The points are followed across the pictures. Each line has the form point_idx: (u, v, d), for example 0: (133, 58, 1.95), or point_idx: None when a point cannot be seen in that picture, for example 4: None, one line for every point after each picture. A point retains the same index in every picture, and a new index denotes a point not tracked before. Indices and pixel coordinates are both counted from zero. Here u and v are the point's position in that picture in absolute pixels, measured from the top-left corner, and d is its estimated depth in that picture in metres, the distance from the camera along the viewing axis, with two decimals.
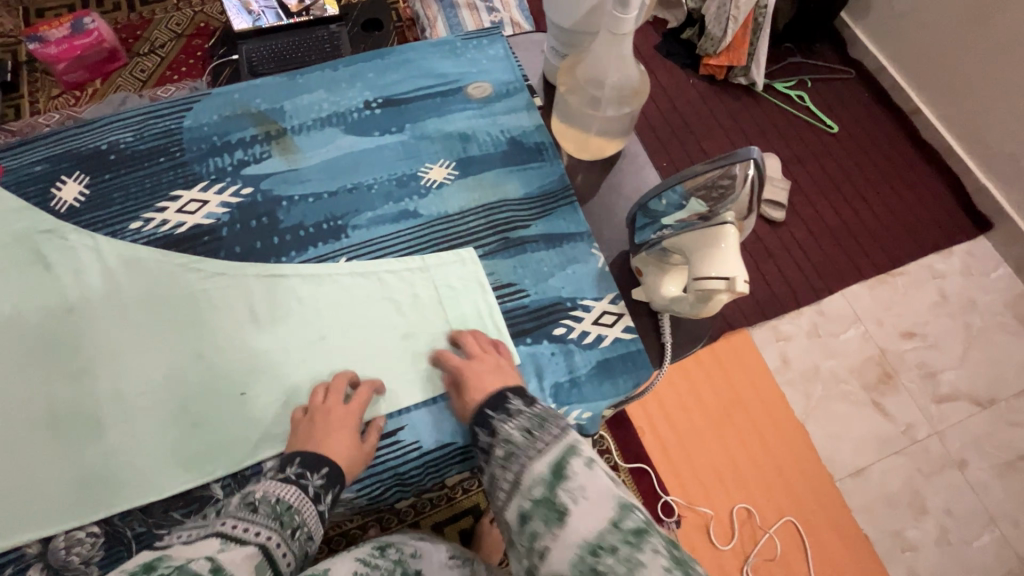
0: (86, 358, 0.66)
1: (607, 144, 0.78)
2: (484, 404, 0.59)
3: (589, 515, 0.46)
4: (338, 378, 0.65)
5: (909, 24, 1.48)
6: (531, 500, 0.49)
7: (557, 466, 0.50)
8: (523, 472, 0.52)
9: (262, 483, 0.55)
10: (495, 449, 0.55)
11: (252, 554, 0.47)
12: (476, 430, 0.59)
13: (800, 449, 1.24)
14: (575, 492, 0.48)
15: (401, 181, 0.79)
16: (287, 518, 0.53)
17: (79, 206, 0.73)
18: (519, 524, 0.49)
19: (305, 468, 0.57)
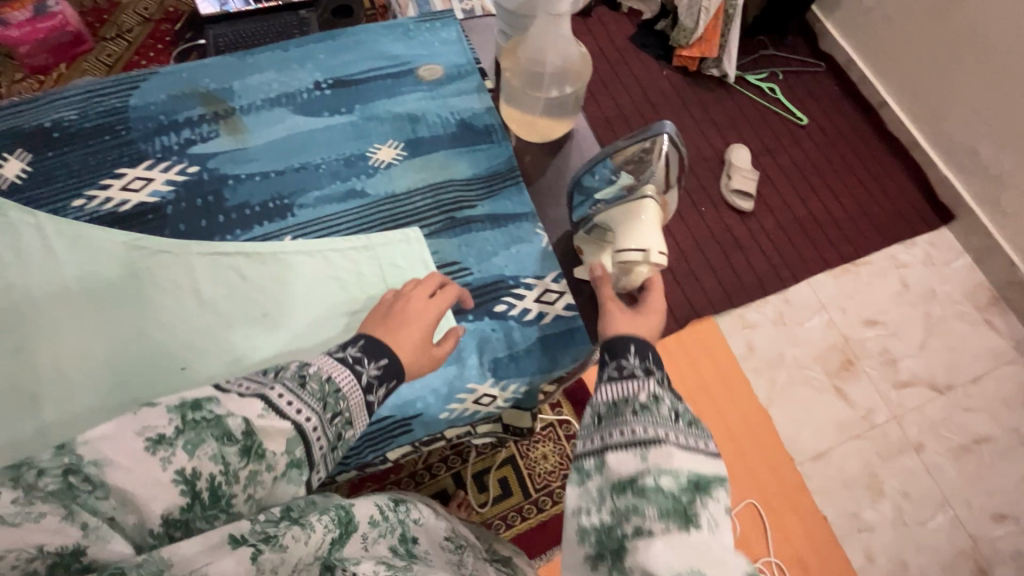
0: (24, 334, 0.66)
1: (554, 125, 0.78)
2: (632, 338, 0.54)
3: (715, 551, 0.39)
4: (430, 276, 0.64)
5: (876, 18, 1.51)
6: (656, 480, 0.43)
7: (700, 480, 0.43)
8: (657, 438, 0.45)
9: (319, 357, 0.49)
10: (640, 390, 0.49)
11: (288, 431, 0.42)
12: (611, 354, 0.53)
13: (759, 433, 1.27)
14: (711, 520, 0.41)
15: (349, 161, 0.79)
16: (332, 401, 0.46)
17: (21, 184, 0.72)
18: (628, 488, 0.43)
19: (364, 354, 0.52)
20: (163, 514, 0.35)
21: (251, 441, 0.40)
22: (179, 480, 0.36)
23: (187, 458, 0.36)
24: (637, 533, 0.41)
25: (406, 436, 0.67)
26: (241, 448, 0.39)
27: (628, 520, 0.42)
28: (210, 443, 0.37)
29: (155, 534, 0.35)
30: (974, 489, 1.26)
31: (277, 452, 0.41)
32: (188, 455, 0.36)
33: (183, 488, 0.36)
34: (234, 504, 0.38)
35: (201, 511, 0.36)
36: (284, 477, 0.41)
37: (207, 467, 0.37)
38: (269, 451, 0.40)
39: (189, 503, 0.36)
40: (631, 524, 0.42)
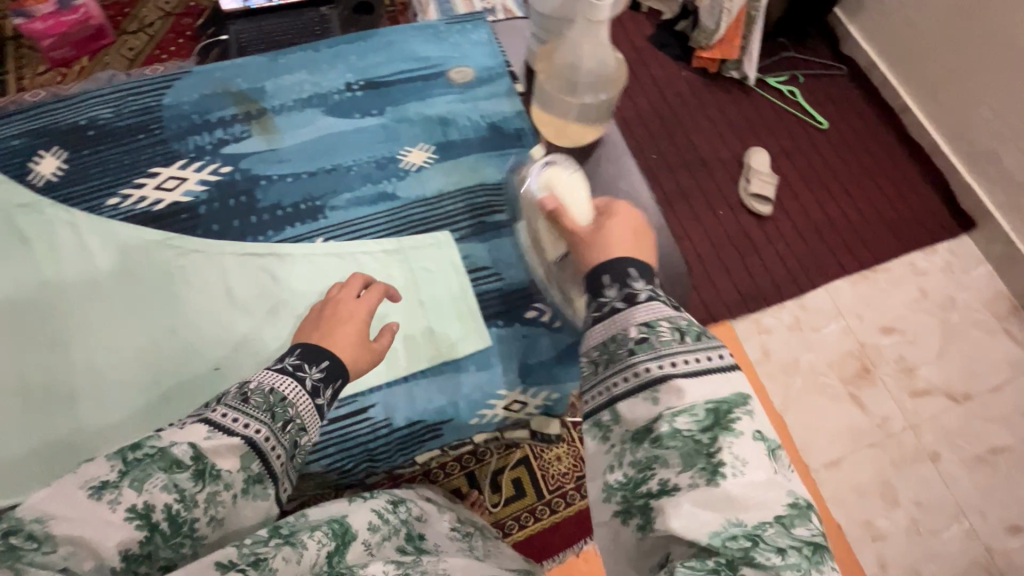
0: (59, 331, 0.66)
1: (586, 132, 0.77)
2: (604, 267, 0.53)
3: (753, 492, 0.39)
4: (352, 278, 0.65)
5: (899, 21, 1.49)
6: (672, 424, 0.42)
7: (718, 409, 0.43)
8: (664, 376, 0.45)
9: (258, 373, 0.50)
10: (629, 326, 0.49)
11: (238, 445, 0.44)
12: (600, 286, 0.53)
13: (773, 438, 1.27)
14: (737, 459, 0.40)
15: (380, 164, 0.79)
16: (280, 411, 0.48)
17: (56, 181, 0.73)
18: (647, 439, 0.43)
19: (304, 360, 0.53)
20: (122, 551, 0.37)
21: (202, 465, 0.42)
22: (132, 516, 0.38)
23: (135, 493, 0.38)
24: (666, 489, 0.41)
25: (437, 440, 0.67)
26: (193, 472, 0.41)
27: (652, 474, 0.42)
28: (159, 475, 0.40)
29: (119, 571, 0.36)
30: (989, 500, 1.25)
31: (231, 470, 0.43)
32: (136, 491, 0.38)
33: (138, 521, 0.38)
34: (197, 527, 0.41)
35: (163, 541, 0.39)
36: (247, 493, 0.44)
37: (160, 497, 0.39)
38: (223, 470, 0.43)
39: (149, 535, 0.38)
40: (657, 478, 0.42)
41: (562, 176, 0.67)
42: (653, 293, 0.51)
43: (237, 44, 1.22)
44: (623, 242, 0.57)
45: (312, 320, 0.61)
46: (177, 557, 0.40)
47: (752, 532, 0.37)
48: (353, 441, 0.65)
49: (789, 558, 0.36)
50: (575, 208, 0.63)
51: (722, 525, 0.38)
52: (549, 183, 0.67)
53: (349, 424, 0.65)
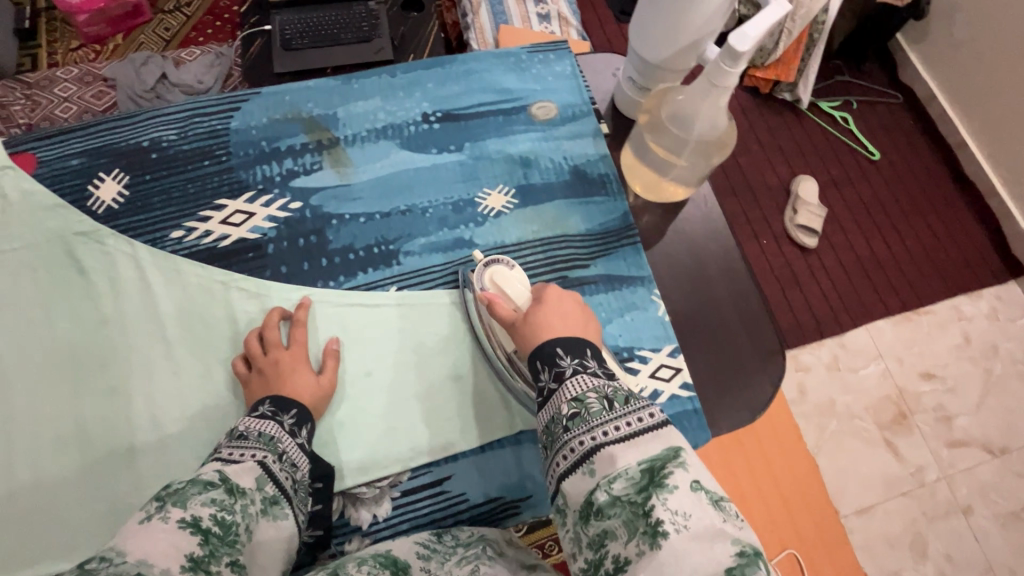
0: (118, 377, 0.62)
1: (678, 190, 0.75)
2: (535, 355, 0.50)
3: (699, 551, 0.35)
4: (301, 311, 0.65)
5: (967, 54, 1.42)
6: (609, 492, 0.39)
7: (652, 468, 0.39)
8: (597, 446, 0.42)
9: (241, 421, 0.53)
10: (561, 403, 0.46)
11: (255, 469, 0.48)
12: (537, 366, 0.50)
13: (808, 486, 1.20)
14: (676, 514, 0.36)
15: (457, 206, 0.75)
16: (272, 445, 0.52)
17: (118, 209, 0.68)
18: (590, 516, 0.40)
19: (277, 408, 0.56)
20: (186, 553, 0.38)
21: (230, 484, 0.46)
22: (184, 525, 0.40)
23: (182, 508, 0.41)
24: (620, 566, 0.37)
25: (513, 518, 0.63)
26: (225, 489, 0.45)
27: (605, 553, 0.38)
28: (198, 495, 0.43)
29: (188, 569, 0.38)
30: (1018, 558, 1.21)
31: (252, 488, 0.47)
32: (181, 508, 0.41)
33: (190, 529, 0.40)
34: (241, 533, 0.43)
35: (218, 540, 0.41)
36: (267, 513, 0.47)
37: (205, 508, 0.42)
38: (247, 488, 0.46)
39: (204, 538, 0.40)
40: (609, 556, 0.38)
41: (500, 268, 0.63)
42: (584, 364, 0.48)
43: (281, 37, 1.10)
44: (561, 321, 0.54)
45: (275, 377, 0.60)
46: (235, 554, 0.41)
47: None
48: (428, 518, 0.61)
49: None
50: (512, 302, 0.60)
51: None
52: (490, 279, 0.63)
53: (423, 496, 0.62)
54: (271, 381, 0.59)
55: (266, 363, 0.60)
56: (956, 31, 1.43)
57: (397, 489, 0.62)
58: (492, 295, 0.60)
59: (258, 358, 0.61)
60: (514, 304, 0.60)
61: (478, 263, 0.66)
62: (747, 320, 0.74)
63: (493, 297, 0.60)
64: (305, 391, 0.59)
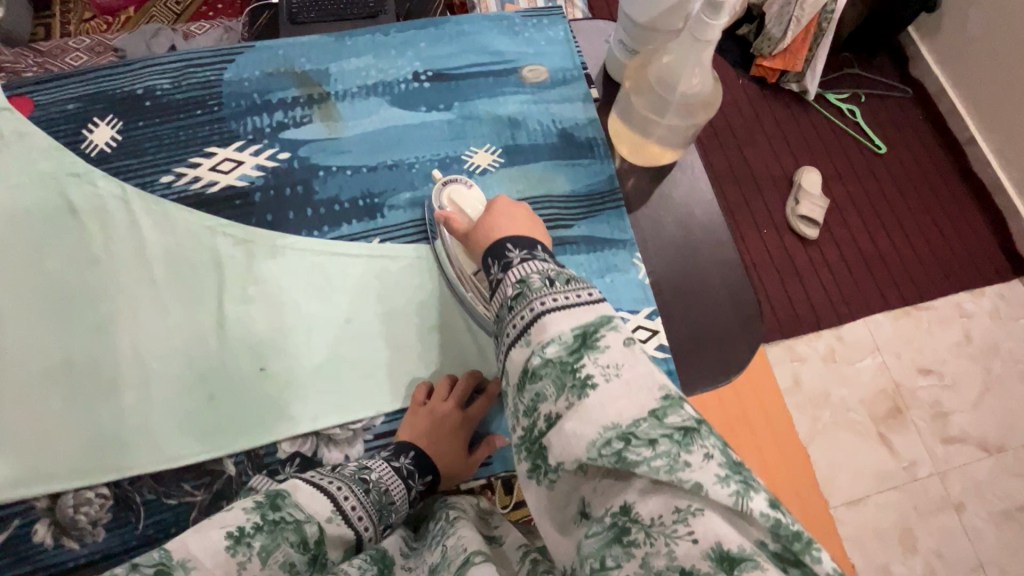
0: (105, 314, 0.64)
1: (664, 153, 0.75)
2: (487, 251, 0.51)
3: (628, 396, 0.37)
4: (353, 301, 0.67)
5: (980, 49, 1.40)
6: (542, 356, 0.41)
7: (585, 332, 0.41)
8: (536, 315, 0.43)
9: (379, 465, 0.55)
10: (506, 287, 0.46)
11: (348, 539, 0.48)
12: (488, 262, 0.50)
13: (799, 474, 1.16)
14: (608, 367, 0.39)
15: (443, 163, 0.76)
16: (385, 514, 0.52)
17: (110, 152, 0.70)
18: (525, 382, 0.41)
19: (416, 468, 0.58)
20: None
21: (318, 551, 0.44)
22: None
23: (260, 565, 0.40)
24: (551, 423, 0.39)
25: (485, 467, 0.64)
26: (309, 557, 0.43)
27: (537, 415, 0.40)
28: (282, 551, 0.42)
29: None
30: (1009, 556, 1.19)
31: (333, 559, 0.46)
32: (260, 563, 0.40)
33: None
34: None
35: None
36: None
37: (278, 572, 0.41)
38: (329, 560, 0.45)
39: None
40: (541, 416, 0.39)
41: (457, 187, 0.66)
42: (533, 254, 0.48)
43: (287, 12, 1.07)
44: (512, 221, 0.55)
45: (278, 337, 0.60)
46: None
47: (626, 432, 0.36)
48: None
49: (661, 446, 0.35)
50: (467, 216, 0.62)
51: (597, 433, 0.36)
52: (447, 198, 0.65)
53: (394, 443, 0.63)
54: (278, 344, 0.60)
55: None
56: (968, 24, 1.41)
57: (369, 432, 0.63)
58: (447, 212, 0.61)
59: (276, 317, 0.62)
60: (470, 218, 0.62)
61: (437, 182, 0.68)
62: (732, 291, 0.74)
63: (449, 213, 0.61)
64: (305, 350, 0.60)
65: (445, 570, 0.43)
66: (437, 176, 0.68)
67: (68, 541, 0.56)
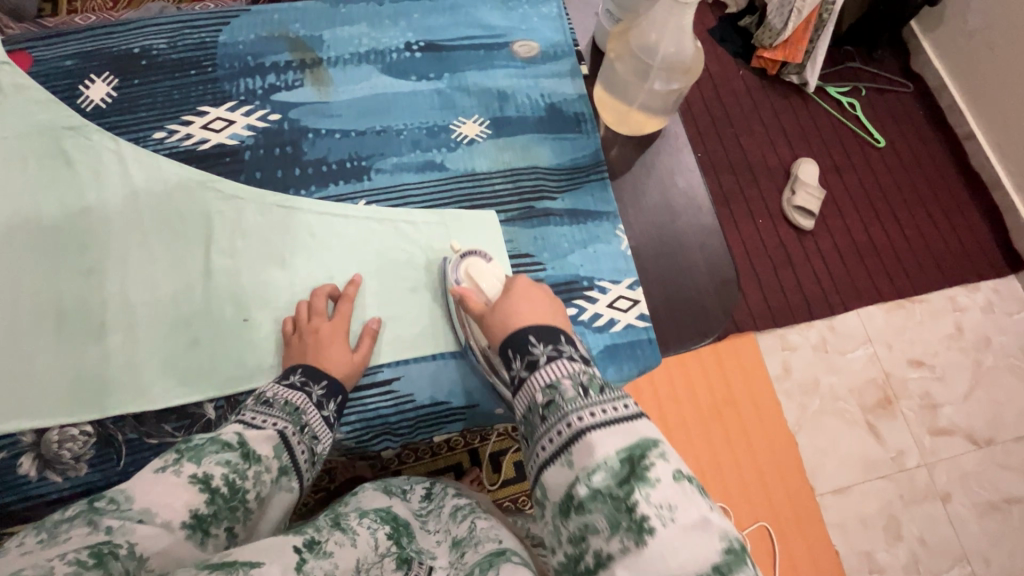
0: (94, 259, 0.66)
1: (648, 123, 0.77)
2: (507, 342, 0.49)
3: (687, 544, 0.34)
4: (318, 294, 0.66)
5: (979, 44, 1.38)
6: (589, 485, 0.37)
7: (631, 457, 0.37)
8: (577, 432, 0.39)
9: (269, 387, 0.55)
10: (534, 392, 0.44)
11: (271, 437, 0.49)
12: (510, 356, 0.48)
13: (783, 461, 1.17)
14: (662, 508, 0.35)
15: (431, 132, 0.77)
16: (298, 416, 0.53)
17: (106, 108, 0.72)
18: (569, 509, 0.37)
19: (308, 377, 0.58)
20: (191, 509, 0.39)
21: (246, 449, 0.46)
22: (194, 480, 0.41)
23: (195, 465, 0.42)
24: (602, 562, 0.35)
25: (457, 424, 0.67)
26: (240, 453, 0.45)
27: (584, 548, 0.36)
28: (213, 453, 0.43)
29: (189, 526, 0.38)
30: (995, 547, 1.17)
31: (269, 456, 0.47)
32: (195, 464, 0.42)
33: (200, 486, 0.41)
34: (248, 501, 0.43)
35: (224, 502, 0.41)
36: (278, 483, 0.48)
37: (216, 466, 0.42)
38: (263, 455, 0.47)
39: (211, 497, 0.41)
40: (589, 551, 0.36)
41: (476, 260, 0.65)
42: (559, 350, 0.46)
43: None
44: (528, 310, 0.53)
45: (296, 350, 0.62)
46: (234, 521, 0.42)
47: None
48: (374, 414, 0.64)
49: None
50: (483, 295, 0.60)
51: None
52: (464, 271, 0.64)
53: (367, 392, 0.64)
54: (303, 351, 0.61)
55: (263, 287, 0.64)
56: (969, 17, 1.38)
57: None
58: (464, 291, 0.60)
59: (302, 325, 0.63)
60: (485, 298, 0.60)
61: (455, 253, 0.68)
62: (709, 257, 0.75)
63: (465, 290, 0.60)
64: (337, 365, 0.61)
65: (473, 549, 0.44)
66: (455, 246, 0.69)
67: (52, 474, 0.58)
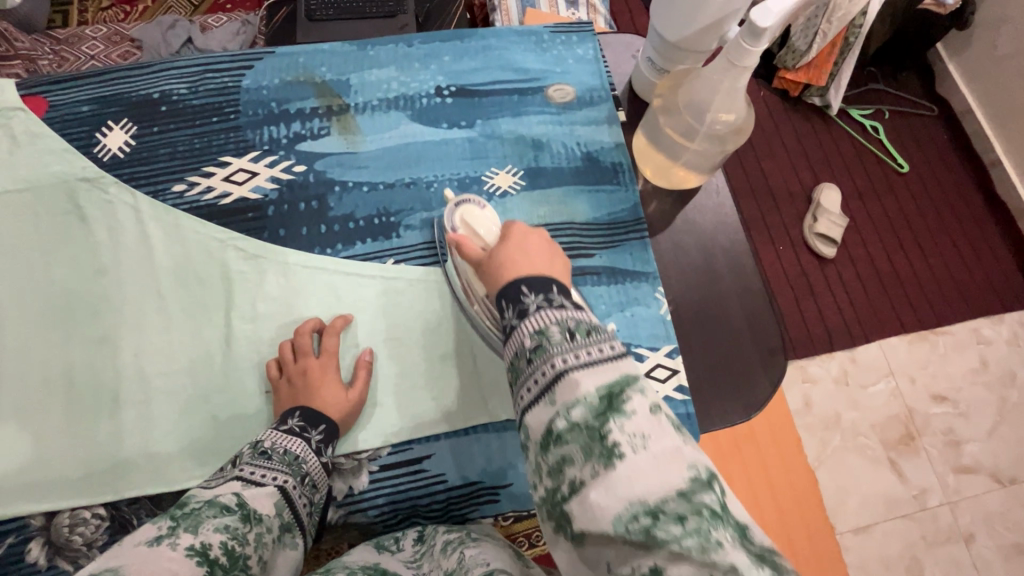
0: (110, 325, 0.63)
1: (690, 177, 0.74)
2: (499, 293, 0.43)
3: (657, 473, 0.32)
4: (303, 327, 0.63)
5: (1010, 69, 1.32)
6: (567, 419, 0.34)
7: (611, 393, 0.34)
8: (559, 372, 0.36)
9: (269, 434, 0.54)
10: (522, 339, 0.39)
11: (274, 493, 0.48)
12: (500, 304, 0.42)
13: (804, 500, 1.09)
14: (634, 437, 0.33)
15: (463, 184, 0.74)
16: (297, 466, 0.52)
17: (123, 157, 0.69)
18: (547, 444, 0.35)
19: (306, 422, 0.56)
20: None
21: (246, 509, 0.45)
22: (192, 553, 0.39)
23: (192, 533, 0.40)
24: (575, 491, 0.33)
25: (492, 506, 0.62)
26: (240, 516, 0.44)
27: (560, 480, 0.34)
28: (210, 520, 0.41)
29: None
30: None
31: (270, 514, 0.46)
32: (193, 533, 0.40)
33: (197, 559, 0.39)
34: (248, 567, 0.42)
35: (223, 573, 0.39)
36: (281, 541, 0.47)
37: (215, 533, 0.41)
38: (264, 515, 0.46)
39: (210, 570, 0.39)
40: (564, 482, 0.33)
41: (470, 207, 0.62)
42: (550, 299, 0.40)
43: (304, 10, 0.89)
44: (522, 259, 0.47)
45: (306, 388, 0.59)
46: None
47: (654, 509, 0.30)
48: (403, 495, 0.60)
49: (691, 524, 0.30)
50: (481, 239, 0.59)
51: (625, 510, 0.31)
52: (461, 220, 0.62)
53: (399, 473, 0.61)
54: (296, 395, 0.58)
55: (295, 372, 0.60)
56: (999, 42, 1.33)
57: (375, 462, 0.61)
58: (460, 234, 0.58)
59: (289, 366, 0.61)
60: (483, 242, 0.58)
61: (449, 202, 0.65)
62: (753, 322, 0.72)
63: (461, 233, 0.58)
64: (333, 404, 0.59)
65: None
66: (450, 196, 0.65)
67: (63, 562, 0.54)
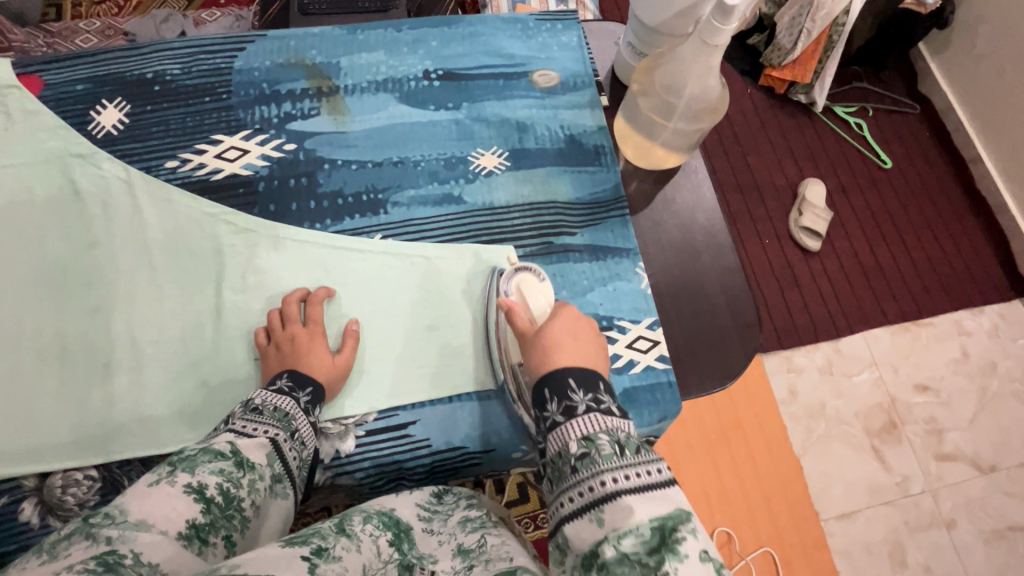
0: (102, 296, 0.64)
1: (669, 157, 0.77)
2: (545, 381, 0.50)
3: None
4: (290, 297, 0.65)
5: (988, 67, 1.36)
6: (617, 548, 0.37)
7: (663, 527, 0.37)
8: (610, 492, 0.40)
9: (258, 393, 0.56)
10: (569, 440, 0.44)
11: (265, 445, 0.50)
12: (546, 395, 0.49)
13: (788, 484, 1.12)
14: None
15: (449, 163, 0.76)
16: (287, 422, 0.54)
17: (117, 134, 0.70)
18: (592, 567, 0.37)
19: (294, 383, 0.58)
20: (188, 520, 0.40)
21: (240, 456, 0.47)
22: (189, 490, 0.42)
23: (189, 473, 0.43)
24: None
25: (474, 467, 0.65)
26: (234, 461, 0.46)
27: None
28: (206, 463, 0.44)
29: (184, 537, 0.39)
30: None
31: (262, 464, 0.48)
32: (189, 474, 0.43)
33: (194, 496, 0.42)
34: (242, 508, 0.44)
35: (219, 511, 0.42)
36: (272, 491, 0.49)
37: (210, 476, 0.44)
38: (257, 463, 0.48)
39: (206, 507, 0.42)
40: None
41: (529, 277, 0.66)
42: (597, 401, 0.47)
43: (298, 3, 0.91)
44: (568, 345, 0.54)
45: (297, 356, 0.60)
46: (231, 530, 0.43)
47: None
48: (389, 458, 0.62)
49: None
50: (530, 310, 0.63)
51: None
52: (516, 287, 0.65)
53: (385, 438, 0.63)
54: (283, 358, 0.61)
55: (283, 339, 0.62)
56: (978, 42, 1.37)
57: (361, 428, 0.63)
58: (512, 304, 0.62)
59: (277, 333, 0.62)
60: (532, 313, 0.62)
61: (511, 266, 0.68)
62: (732, 298, 0.74)
63: (513, 304, 0.62)
64: (321, 368, 0.61)
65: (484, 564, 0.43)
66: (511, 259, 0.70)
67: (54, 521, 0.56)
